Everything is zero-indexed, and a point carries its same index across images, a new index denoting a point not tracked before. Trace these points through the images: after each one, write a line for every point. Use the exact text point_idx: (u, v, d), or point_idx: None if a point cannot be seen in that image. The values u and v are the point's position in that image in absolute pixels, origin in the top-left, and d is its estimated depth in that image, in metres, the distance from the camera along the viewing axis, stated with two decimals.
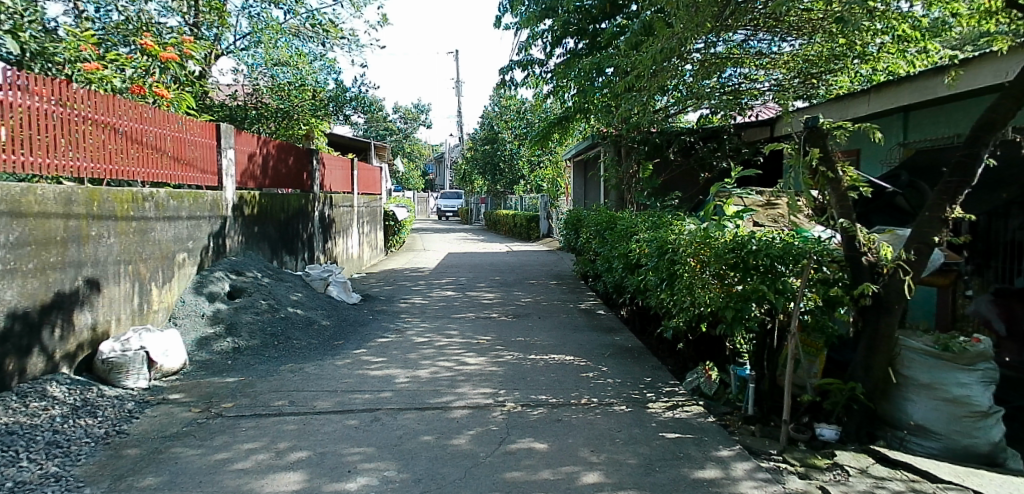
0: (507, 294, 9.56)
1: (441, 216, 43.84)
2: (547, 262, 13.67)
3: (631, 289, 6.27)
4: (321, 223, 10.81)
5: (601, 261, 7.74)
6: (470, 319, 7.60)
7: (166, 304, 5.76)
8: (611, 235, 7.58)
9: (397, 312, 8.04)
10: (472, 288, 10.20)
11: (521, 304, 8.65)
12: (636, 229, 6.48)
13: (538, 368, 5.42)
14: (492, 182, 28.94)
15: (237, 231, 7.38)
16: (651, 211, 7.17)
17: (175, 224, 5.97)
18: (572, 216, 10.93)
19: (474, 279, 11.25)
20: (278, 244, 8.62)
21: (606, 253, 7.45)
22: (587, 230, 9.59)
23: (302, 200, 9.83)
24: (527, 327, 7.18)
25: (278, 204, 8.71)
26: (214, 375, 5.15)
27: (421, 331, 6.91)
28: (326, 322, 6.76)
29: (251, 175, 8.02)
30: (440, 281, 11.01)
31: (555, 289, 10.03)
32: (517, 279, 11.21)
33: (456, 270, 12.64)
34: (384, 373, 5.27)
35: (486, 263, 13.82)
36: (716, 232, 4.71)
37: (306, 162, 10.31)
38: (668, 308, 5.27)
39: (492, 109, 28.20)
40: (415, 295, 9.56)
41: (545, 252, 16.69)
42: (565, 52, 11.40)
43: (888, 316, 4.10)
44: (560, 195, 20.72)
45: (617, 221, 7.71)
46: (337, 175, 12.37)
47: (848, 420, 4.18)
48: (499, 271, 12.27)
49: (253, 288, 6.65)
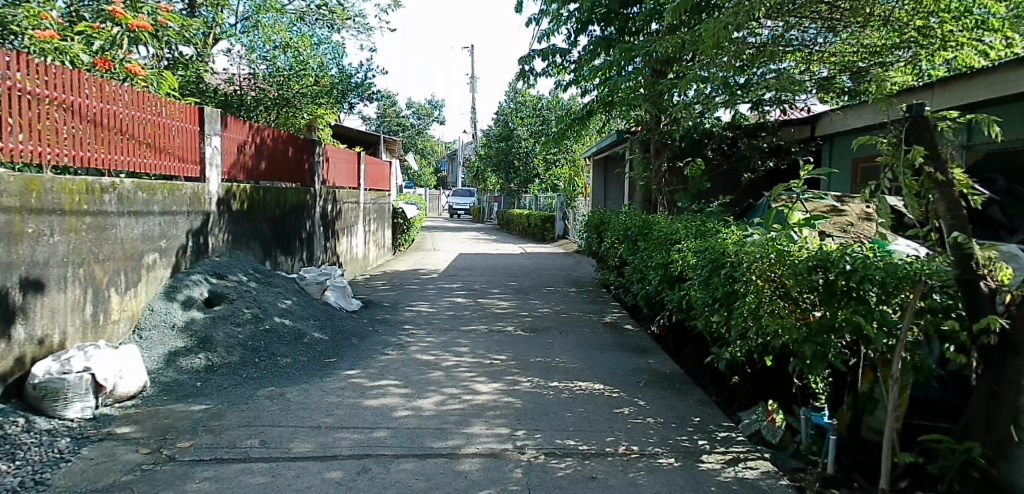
0: (524, 303, 8.69)
1: (453, 214, 43.02)
2: (565, 267, 12.78)
3: (670, 306, 5.39)
4: (322, 219, 10.00)
5: (632, 271, 6.85)
6: (483, 333, 6.75)
7: (130, 313, 4.95)
8: (643, 241, 6.68)
9: (401, 322, 7.19)
10: (485, 295, 9.34)
11: (539, 316, 7.78)
12: (676, 236, 5.60)
13: (563, 401, 4.55)
14: (505, 181, 28.07)
15: (223, 228, 6.58)
16: (692, 216, 6.26)
17: (145, 220, 5.15)
18: (594, 219, 10.04)
19: (487, 284, 10.39)
20: (271, 242, 7.83)
21: (638, 262, 6.56)
22: (613, 234, 8.69)
23: (301, 194, 9.02)
24: (547, 344, 6.31)
25: (272, 198, 7.92)
26: (178, 400, 4.32)
27: (426, 347, 6.06)
28: (318, 334, 5.93)
29: (241, 165, 7.19)
30: (449, 286, 10.16)
31: (575, 298, 9.15)
32: (534, 285, 10.35)
33: (467, 273, 11.78)
34: (380, 403, 4.42)
35: (499, 266, 12.96)
36: (790, 244, 3.85)
37: (307, 153, 9.47)
38: (721, 334, 4.41)
39: (507, 105, 27.37)
40: (422, 301, 8.72)
41: (562, 255, 15.81)
42: (590, 39, 10.50)
43: (1018, 359, 3.17)
44: (578, 195, 19.82)
45: (650, 226, 6.82)
46: (342, 168, 11.55)
47: (960, 488, 3.34)
48: (513, 276, 11.41)
49: (235, 294, 5.83)
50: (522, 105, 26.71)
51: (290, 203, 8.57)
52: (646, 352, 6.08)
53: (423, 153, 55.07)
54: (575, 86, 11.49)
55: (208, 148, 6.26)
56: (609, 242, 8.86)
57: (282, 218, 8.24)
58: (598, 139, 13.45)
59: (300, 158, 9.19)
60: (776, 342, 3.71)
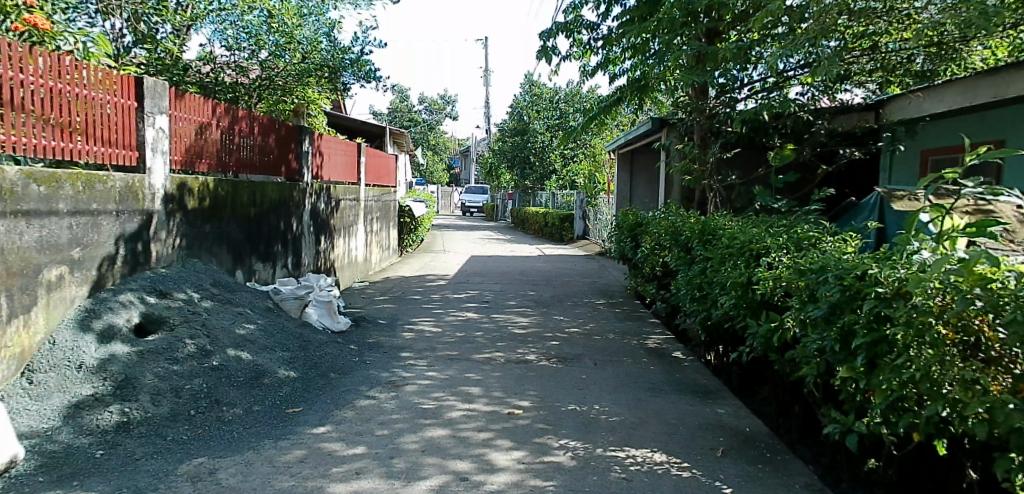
0: (547, 320, 7.29)
1: (465, 213, 41.75)
2: (590, 274, 11.35)
3: (756, 340, 3.98)
4: (312, 218, 8.66)
5: (688, 289, 5.43)
6: (499, 365, 5.35)
7: (17, 350, 3.62)
8: (704, 250, 5.26)
9: (397, 347, 5.82)
10: (501, 308, 7.94)
11: (567, 339, 6.39)
12: (767, 245, 4.19)
13: (614, 486, 3.17)
14: (520, 177, 26.62)
15: (175, 232, 5.23)
16: (770, 220, 4.83)
17: (43, 223, 3.81)
18: (628, 220, 8.62)
19: (503, 294, 9.00)
20: (243, 246, 6.50)
21: (698, 276, 5.14)
22: (654, 237, 7.26)
23: (286, 190, 7.67)
24: (582, 383, 4.91)
25: (246, 194, 6.58)
26: (56, 486, 2.99)
27: (427, 387, 4.70)
28: (286, 372, 4.57)
29: (202, 153, 5.84)
30: (459, 297, 8.77)
31: (607, 313, 7.76)
32: (557, 295, 8.98)
33: (480, 280, 10.40)
34: (351, 489, 3.06)
35: (515, 272, 11.56)
36: (992, 272, 2.46)
37: (292, 142, 8.14)
38: (855, 396, 3.00)
39: (523, 98, 26.02)
40: (426, 318, 7.37)
41: (584, 258, 14.40)
42: (623, 11, 9.10)
43: None
44: (600, 193, 18.34)
45: (708, 230, 5.40)
46: (339, 161, 10.20)
47: None
48: (533, 284, 10.00)
49: (179, 319, 4.49)
50: (538, 97, 25.29)
51: (270, 200, 7.21)
52: (712, 400, 4.66)
53: (436, 149, 53.70)
54: (603, 67, 10.05)
55: (150, 131, 4.91)
56: (649, 247, 7.45)
57: (258, 218, 6.90)
58: (628, 130, 12.01)
59: (283, 147, 7.85)
60: (978, 432, 2.33)
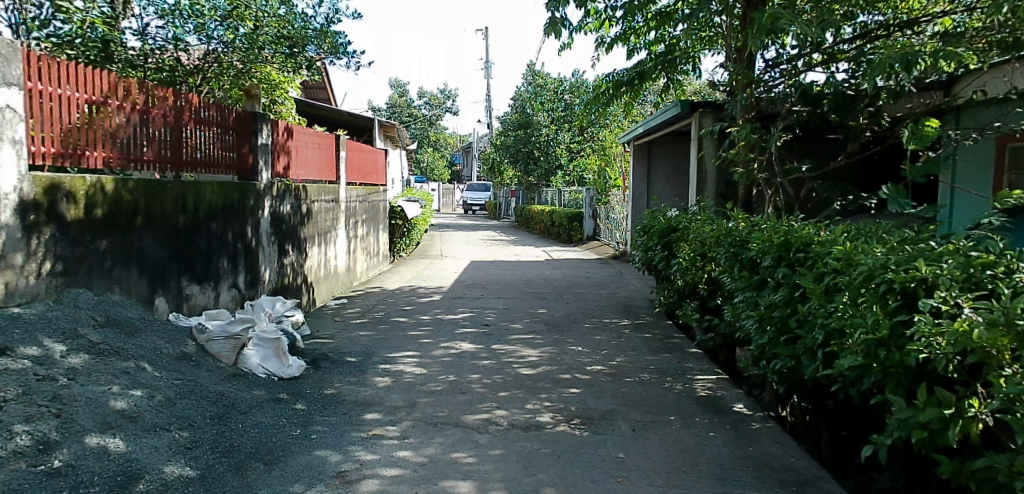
0: (563, 353, 5.74)
1: (467, 211, 40.20)
2: (609, 284, 9.79)
3: (915, 428, 2.46)
4: (274, 226, 7.17)
5: (762, 324, 3.92)
6: (501, 435, 3.82)
7: None
8: (792, 273, 3.71)
9: (363, 403, 4.30)
10: (504, 336, 6.40)
11: (591, 384, 4.85)
12: (927, 277, 2.64)
13: None
14: (525, 173, 25.05)
15: (46, 253, 3.74)
16: (893, 237, 3.32)
17: None
18: (658, 223, 7.06)
19: (506, 314, 7.45)
20: (167, 266, 5.00)
21: (784, 311, 3.60)
22: (701, 248, 5.70)
23: (232, 191, 6.16)
24: (621, 470, 3.37)
25: (171, 197, 5.06)
26: None
27: (395, 482, 3.18)
28: (179, 467, 3.01)
29: (95, 143, 4.35)
30: (453, 319, 7.24)
31: (636, 341, 6.22)
32: (571, 314, 7.45)
33: (479, 294, 8.86)
34: None
35: (521, 282, 10.02)
36: None
37: (244, 132, 6.64)
38: None
39: (525, 89, 24.45)
40: (409, 350, 5.84)
41: (598, 263, 12.82)
42: None
43: None
44: (611, 189, 16.75)
45: (788, 242, 3.85)
46: (312, 156, 8.64)
47: None
48: (542, 298, 8.46)
49: (15, 391, 2.92)
50: (542, 88, 23.79)
51: (210, 206, 5.71)
52: None
53: (436, 145, 52.19)
54: (621, 40, 8.48)
55: None
56: (692, 258, 5.91)
57: (192, 227, 5.40)
58: (649, 116, 10.46)
59: (228, 138, 6.37)
60: None
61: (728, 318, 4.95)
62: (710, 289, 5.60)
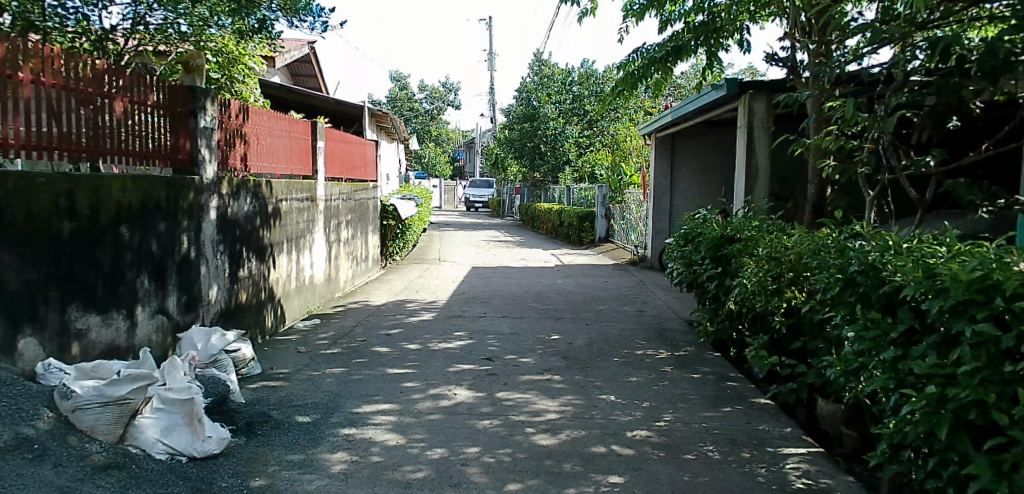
0: (591, 408, 4.28)
1: (470, 208, 38.79)
2: (633, 299, 8.29)
3: None
4: (223, 231, 5.67)
5: (923, 406, 2.46)
6: None
7: None
8: (994, 333, 2.23)
9: None
10: (512, 377, 4.93)
11: (638, 467, 3.40)
12: None
13: None
14: (530, 169, 23.56)
15: None
16: None
17: None
18: (710, 230, 5.55)
19: (514, 343, 5.99)
20: (40, 292, 3.56)
21: (990, 399, 2.13)
22: (786, 268, 4.22)
23: (159, 188, 4.67)
24: None
25: (47, 196, 3.63)
26: None
27: None
28: None
29: None
30: (446, 350, 5.76)
31: (686, 389, 4.75)
32: (595, 343, 5.99)
33: (480, 312, 7.40)
34: None
35: (530, 296, 8.52)
36: None
37: (178, 112, 5.15)
38: None
39: (530, 79, 22.98)
40: (386, 399, 4.39)
41: (614, 269, 11.36)
42: None
43: None
44: (626, 186, 15.29)
45: (981, 279, 2.34)
46: (279, 146, 7.19)
47: None
48: (556, 319, 6.98)
49: None
50: (548, 79, 22.27)
51: (118, 207, 4.23)
52: None
53: (438, 140, 50.75)
54: (654, 7, 7.05)
55: None
56: (764, 281, 4.45)
57: (87, 237, 3.95)
58: (680, 102, 8.98)
59: (157, 120, 4.90)
60: None
61: (843, 377, 3.48)
62: (802, 322, 4.15)
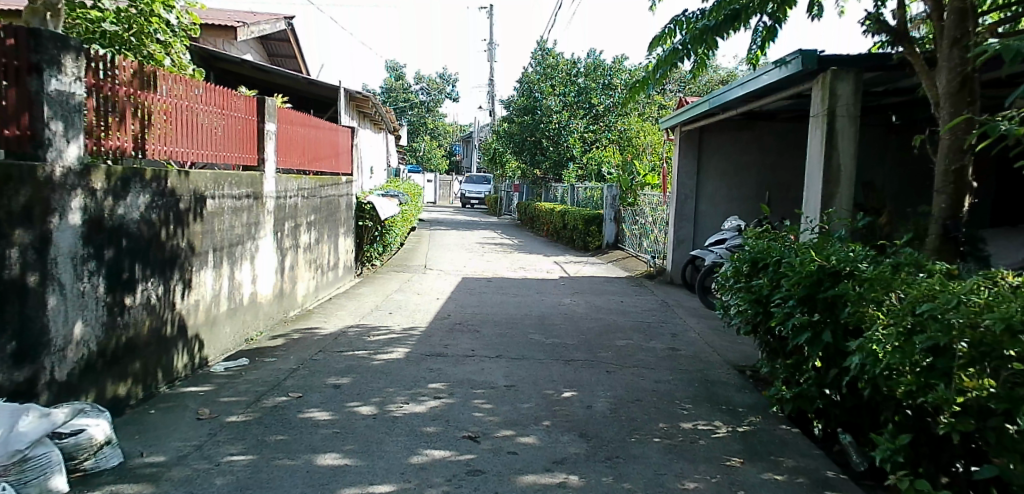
0: None
1: (465, 204, 37.18)
2: (660, 331, 6.58)
3: None
4: (95, 243, 3.93)
5: None
6: None
7: None
8: None
9: None
10: (507, 480, 3.21)
11: None
12: None
13: None
14: (530, 165, 21.89)
15: None
16: None
17: None
18: (799, 258, 3.84)
19: (509, 407, 4.26)
20: None
21: None
22: (965, 338, 2.52)
23: None
24: None
25: None
26: None
27: None
28: None
29: None
30: (412, 417, 4.03)
31: None
32: (621, 409, 4.27)
33: (465, 348, 5.67)
34: None
35: (530, 322, 6.81)
36: None
37: (11, 66, 3.42)
38: None
39: (532, 68, 21.30)
40: None
41: (629, 285, 9.66)
42: None
43: None
44: (640, 187, 13.58)
45: None
46: (206, 126, 5.49)
47: None
48: (567, 364, 5.26)
49: None
50: (552, 69, 20.61)
51: None
52: None
53: (435, 133, 49.05)
54: None
55: None
56: (913, 352, 2.76)
57: None
58: (719, 88, 7.31)
59: None
60: None
61: None
62: (993, 429, 2.45)
